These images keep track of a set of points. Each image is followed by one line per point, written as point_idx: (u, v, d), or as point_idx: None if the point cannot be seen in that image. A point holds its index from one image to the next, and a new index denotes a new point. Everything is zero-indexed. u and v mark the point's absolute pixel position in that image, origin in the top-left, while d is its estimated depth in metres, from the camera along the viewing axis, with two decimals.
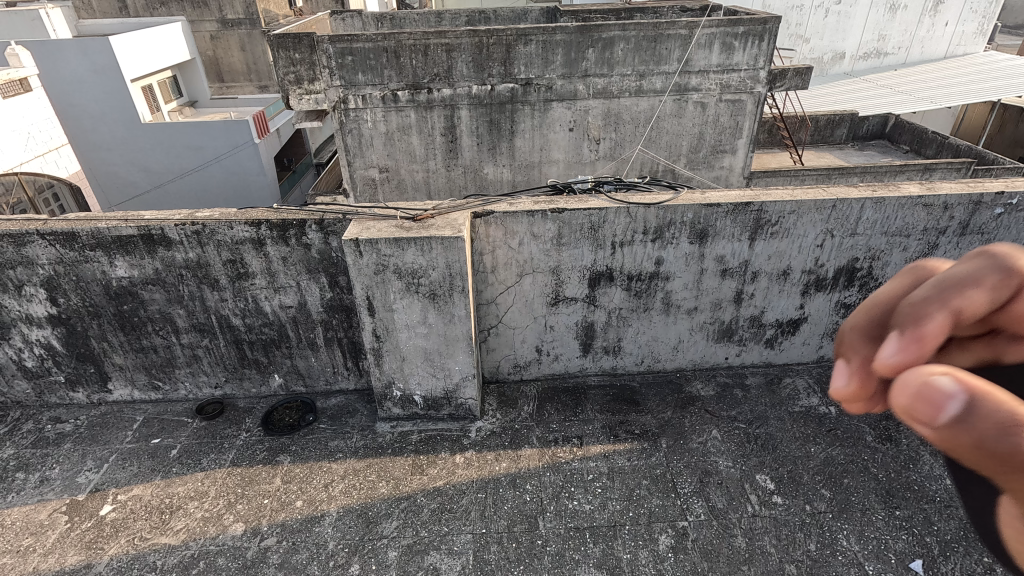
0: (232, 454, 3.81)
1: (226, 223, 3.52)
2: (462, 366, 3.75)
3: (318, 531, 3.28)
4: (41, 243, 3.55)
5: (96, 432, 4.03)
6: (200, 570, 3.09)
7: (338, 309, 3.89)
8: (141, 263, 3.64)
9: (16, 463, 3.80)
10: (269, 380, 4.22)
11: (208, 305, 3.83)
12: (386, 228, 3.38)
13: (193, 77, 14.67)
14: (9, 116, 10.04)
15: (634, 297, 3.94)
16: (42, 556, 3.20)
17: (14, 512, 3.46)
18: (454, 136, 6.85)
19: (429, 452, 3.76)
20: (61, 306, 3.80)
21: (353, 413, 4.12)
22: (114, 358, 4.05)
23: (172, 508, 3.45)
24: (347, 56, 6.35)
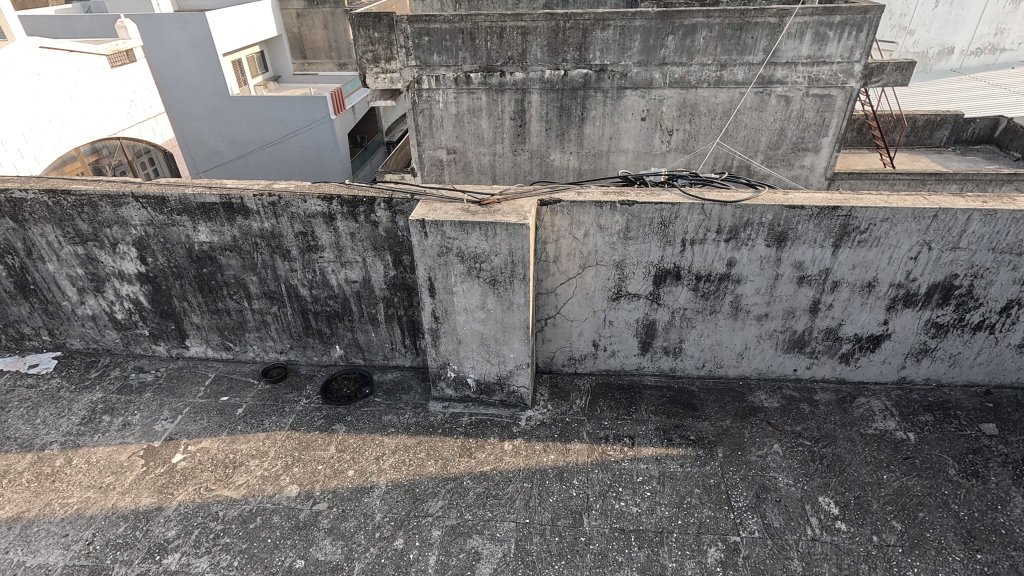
0: (292, 418, 3.98)
1: (300, 196, 3.62)
2: (517, 354, 3.72)
3: (367, 502, 3.37)
4: (135, 205, 3.80)
5: (172, 384, 4.33)
6: (258, 526, 3.26)
7: (400, 288, 3.96)
8: (221, 229, 3.83)
9: (103, 406, 4.13)
10: (331, 350, 4.37)
11: (279, 274, 3.99)
12: (453, 211, 3.38)
13: (278, 52, 15.32)
14: (114, 85, 10.84)
15: (701, 298, 3.77)
16: (121, 494, 3.47)
17: (100, 451, 3.77)
18: (524, 120, 6.77)
19: (478, 436, 3.79)
20: (149, 265, 4.06)
21: (407, 389, 4.21)
22: (193, 318, 4.30)
23: (235, 463, 3.65)
24: (424, 36, 6.41)
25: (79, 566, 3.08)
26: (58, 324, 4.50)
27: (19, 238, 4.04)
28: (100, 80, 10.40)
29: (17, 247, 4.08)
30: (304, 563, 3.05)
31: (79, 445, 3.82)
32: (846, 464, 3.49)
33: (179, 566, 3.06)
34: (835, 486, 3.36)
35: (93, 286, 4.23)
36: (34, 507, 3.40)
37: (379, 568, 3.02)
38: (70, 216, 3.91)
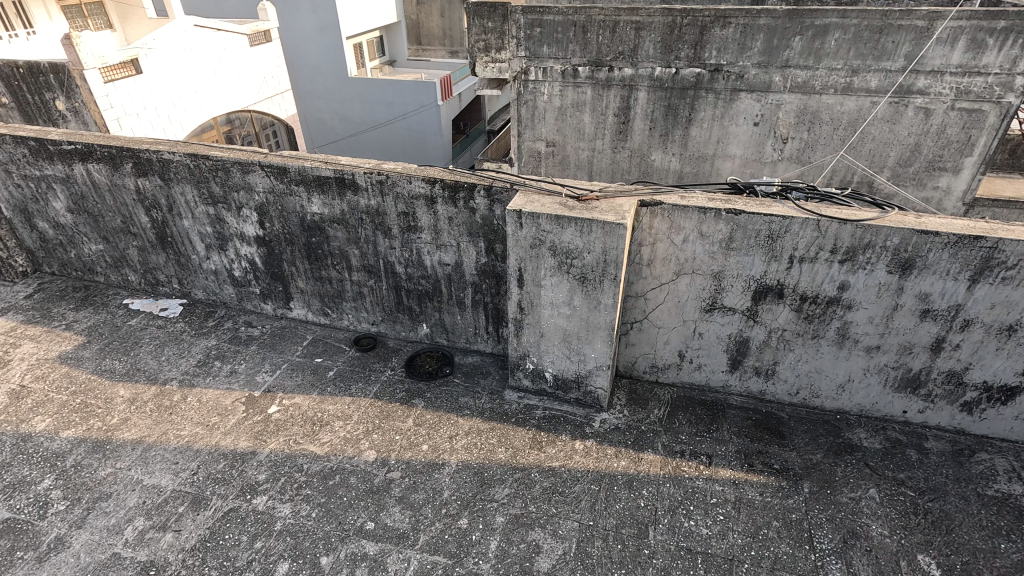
0: (376, 387, 4.20)
1: (406, 178, 3.77)
2: (598, 354, 3.67)
3: (436, 478, 3.49)
4: (260, 173, 4.13)
5: (275, 341, 4.70)
6: (336, 483, 3.48)
7: (490, 275, 4.02)
8: (332, 203, 4.08)
9: (215, 353, 4.57)
10: (418, 327, 4.55)
11: (379, 250, 4.19)
12: (550, 204, 3.37)
13: (396, 38, 16.06)
14: (251, 62, 11.84)
15: (804, 321, 3.51)
16: (223, 434, 3.84)
17: (209, 392, 4.19)
18: (628, 117, 6.61)
19: (551, 431, 3.79)
20: (266, 230, 4.42)
21: (485, 375, 4.29)
22: (298, 282, 4.64)
23: (322, 422, 3.91)
24: (537, 28, 6.47)
25: (184, 492, 3.44)
26: (186, 274, 5.02)
27: (163, 195, 4.55)
28: (239, 57, 11.42)
29: (160, 202, 4.60)
30: (373, 526, 3.22)
31: (193, 385, 4.26)
32: (955, 524, 3.12)
33: (266, 508, 3.34)
34: (938, 545, 3.02)
35: (218, 243, 4.67)
36: (152, 434, 3.85)
37: (442, 544, 3.11)
38: (205, 179, 4.33)
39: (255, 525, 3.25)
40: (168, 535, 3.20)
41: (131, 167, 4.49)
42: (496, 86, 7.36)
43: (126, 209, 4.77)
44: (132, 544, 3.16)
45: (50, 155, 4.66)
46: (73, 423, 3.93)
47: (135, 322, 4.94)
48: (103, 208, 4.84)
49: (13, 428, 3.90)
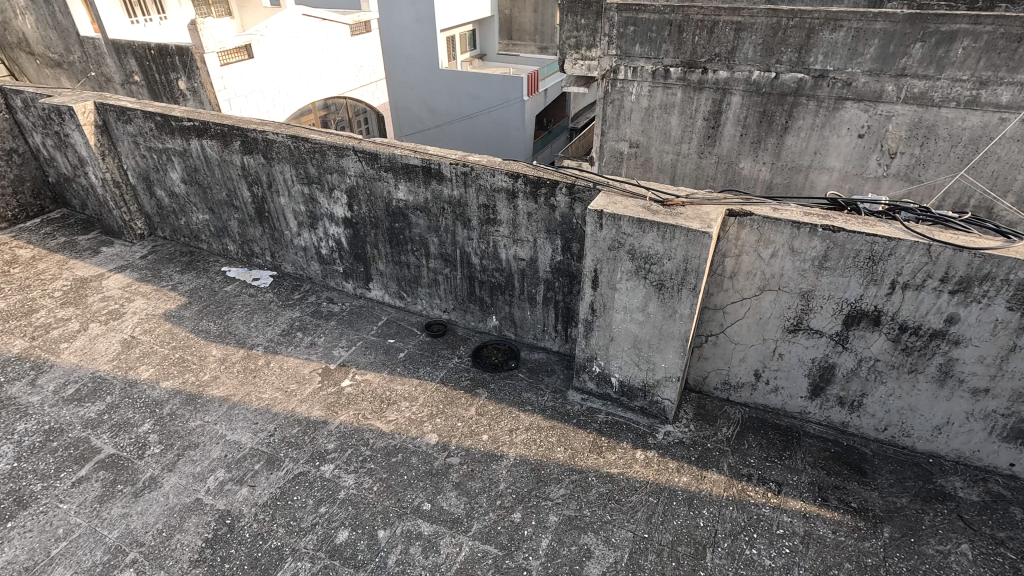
0: (442, 373, 4.30)
1: (490, 171, 3.82)
2: (668, 365, 3.57)
3: (494, 469, 3.53)
4: (353, 157, 4.33)
5: (352, 319, 4.92)
6: (398, 461, 3.60)
7: (564, 274, 4.00)
8: (418, 190, 4.20)
9: (298, 324, 4.86)
10: (487, 319, 4.61)
11: (457, 240, 4.29)
12: (633, 206, 3.30)
13: (489, 32, 16.40)
14: (351, 51, 12.42)
15: (900, 353, 3.24)
16: (299, 400, 4.07)
17: (290, 360, 4.46)
18: (718, 122, 6.34)
19: (612, 437, 3.73)
20: (354, 212, 4.63)
21: (550, 372, 4.29)
22: (379, 265, 4.83)
23: (390, 401, 4.06)
24: (630, 26, 6.34)
25: (261, 451, 3.69)
26: (278, 248, 5.36)
27: (264, 173, 4.87)
28: (340, 46, 12.00)
29: (262, 179, 4.92)
30: (430, 507, 3.31)
31: (276, 352, 4.55)
32: None
33: (332, 476, 3.52)
34: None
35: (309, 222, 4.95)
36: (238, 393, 4.15)
37: (494, 534, 3.15)
38: (303, 160, 4.59)
39: (320, 491, 3.42)
40: (244, 489, 3.45)
41: (239, 145, 4.84)
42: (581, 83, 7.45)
43: (232, 184, 5.15)
44: (213, 492, 3.43)
45: (172, 130, 5.11)
46: (172, 375, 4.32)
47: (231, 289, 5.34)
48: (212, 182, 5.26)
49: (122, 374, 4.33)
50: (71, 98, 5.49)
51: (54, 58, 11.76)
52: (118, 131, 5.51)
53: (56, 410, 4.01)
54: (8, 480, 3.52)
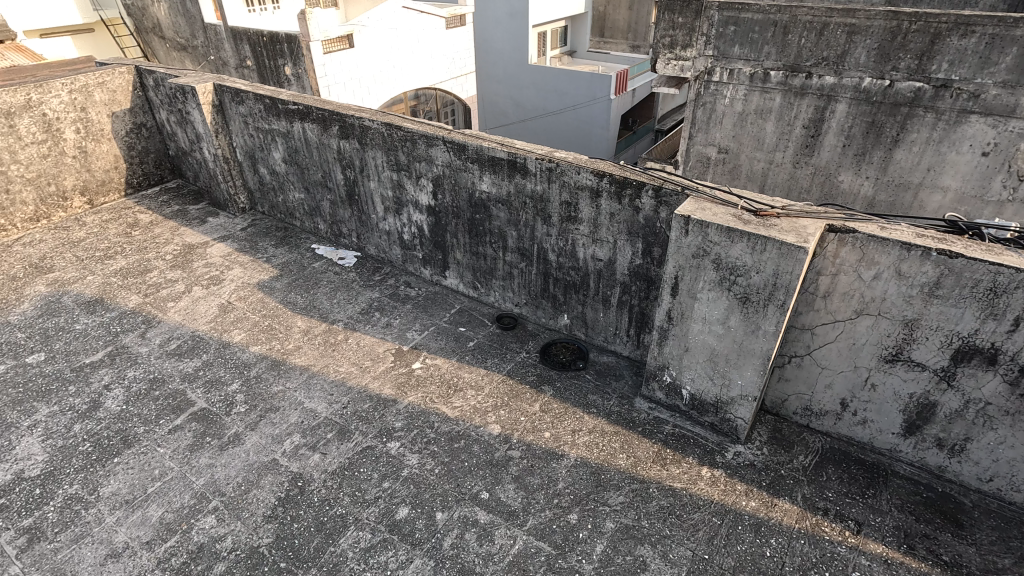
0: (509, 366, 4.34)
1: (575, 168, 3.79)
2: (745, 383, 3.40)
3: (553, 467, 3.52)
4: (441, 147, 4.43)
5: (427, 304, 5.06)
6: (460, 447, 3.67)
7: (641, 278, 3.91)
8: (501, 183, 4.24)
9: (376, 304, 5.06)
10: (559, 316, 4.59)
11: (536, 235, 4.29)
12: (722, 214, 3.17)
13: (580, 29, 16.41)
14: (445, 45, 12.71)
15: (1018, 398, 2.90)
16: (372, 377, 4.25)
17: (367, 338, 4.65)
18: (819, 130, 5.94)
19: (677, 450, 3.61)
20: (437, 201, 4.75)
21: (618, 377, 4.21)
22: (457, 254, 4.94)
23: (457, 387, 4.14)
24: (731, 26, 6.08)
25: (333, 421, 3.88)
26: (364, 231, 5.61)
27: (357, 157, 5.09)
28: (435, 38, 12.33)
29: (355, 163, 5.16)
30: (487, 497, 3.36)
31: (354, 329, 4.77)
32: None
33: (397, 454, 3.64)
34: None
35: (395, 207, 5.13)
36: (318, 363, 4.39)
37: (548, 532, 3.15)
38: (394, 147, 4.76)
39: (384, 467, 3.55)
40: (316, 455, 3.64)
41: (336, 130, 5.09)
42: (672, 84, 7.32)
43: (327, 166, 5.43)
44: (289, 455, 3.65)
45: (278, 112, 5.45)
46: (260, 340, 4.64)
47: (318, 265, 5.64)
48: (309, 163, 5.57)
49: (217, 335, 4.70)
50: (194, 79, 5.99)
51: (181, 42, 12.91)
52: (231, 111, 5.96)
53: (159, 362, 4.42)
54: (117, 420, 3.92)
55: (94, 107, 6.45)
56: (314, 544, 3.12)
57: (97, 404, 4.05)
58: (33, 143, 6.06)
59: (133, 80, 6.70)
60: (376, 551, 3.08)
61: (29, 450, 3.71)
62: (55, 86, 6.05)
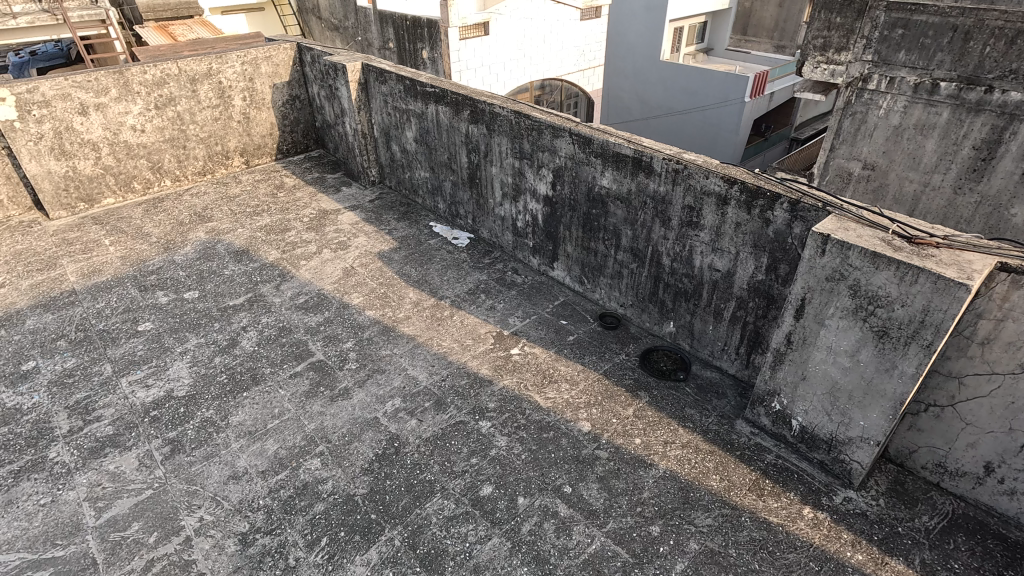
0: (607, 366, 4.28)
1: (704, 172, 3.62)
2: (869, 425, 3.09)
3: (640, 475, 3.44)
4: (567, 139, 4.43)
5: (531, 293, 5.12)
6: (548, 438, 3.70)
7: (761, 295, 3.67)
8: (623, 180, 4.16)
9: (483, 287, 5.21)
10: (664, 323, 4.45)
11: (651, 237, 4.17)
12: (869, 237, 2.87)
13: (721, 26, 16.03)
14: (576, 36, 12.64)
15: None
16: (472, 355, 4.40)
17: (470, 318, 4.81)
18: (992, 153, 5.19)
19: (778, 482, 3.37)
20: (555, 192, 4.77)
21: (720, 396, 4.00)
22: (567, 246, 4.94)
23: (552, 378, 4.17)
24: (898, 29, 5.42)
25: (432, 391, 4.08)
26: (480, 214, 5.78)
27: (483, 142, 5.24)
28: (567, 29, 12.29)
29: (480, 148, 5.31)
30: (570, 491, 3.36)
31: (460, 307, 4.95)
32: None
33: (487, 432, 3.75)
34: None
35: (513, 194, 5.23)
36: (424, 335, 4.62)
37: (628, 539, 3.09)
38: (520, 136, 4.84)
39: (474, 443, 3.68)
40: (413, 421, 3.85)
41: (467, 114, 5.27)
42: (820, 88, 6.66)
43: (454, 148, 5.65)
44: (389, 416, 3.89)
45: (416, 93, 5.75)
46: (375, 306, 4.96)
47: (434, 242, 5.91)
48: (437, 144, 5.83)
49: (339, 295, 5.10)
50: (346, 58, 6.48)
51: (335, 23, 14.01)
52: (374, 89, 6.38)
53: (289, 313, 4.89)
54: (249, 359, 4.40)
55: (260, 78, 7.21)
56: (403, 503, 3.31)
57: (235, 342, 4.58)
58: (209, 107, 6.92)
59: (294, 56, 7.38)
60: (458, 522, 3.21)
61: (179, 373, 4.29)
62: (231, 58, 6.85)
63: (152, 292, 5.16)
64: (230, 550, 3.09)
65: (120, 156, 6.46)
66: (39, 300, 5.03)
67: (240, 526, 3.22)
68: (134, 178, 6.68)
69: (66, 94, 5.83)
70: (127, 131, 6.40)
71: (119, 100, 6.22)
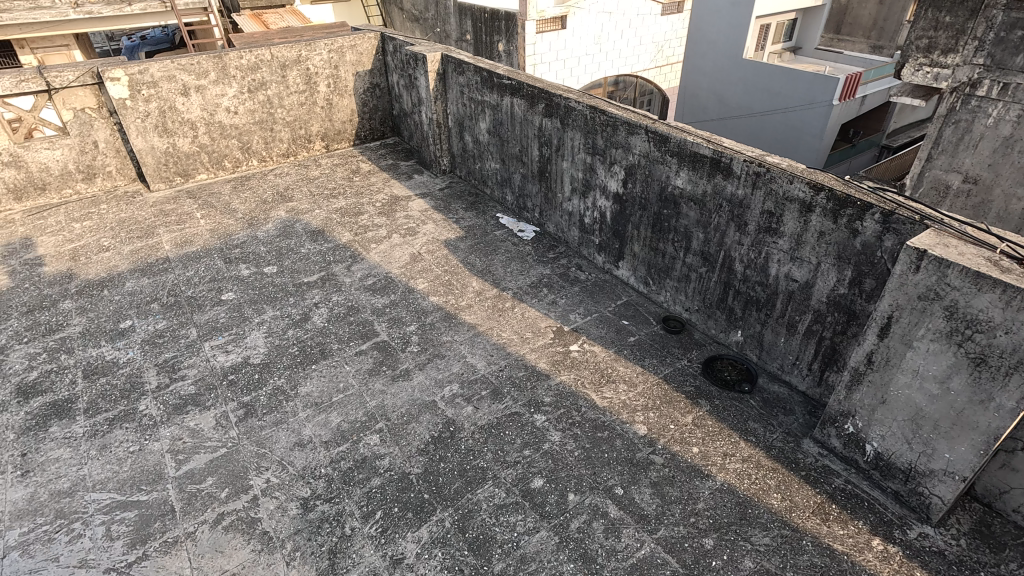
0: (668, 370, 4.19)
1: (788, 177, 3.45)
2: (954, 459, 2.87)
3: (696, 485, 3.34)
4: (642, 136, 4.34)
5: (594, 290, 5.08)
6: (603, 437, 3.67)
7: (841, 311, 3.46)
8: (699, 181, 4.03)
9: (546, 281, 5.21)
10: (731, 331, 4.29)
11: (725, 241, 4.02)
12: (972, 256, 2.64)
13: (812, 23, 15.34)
14: (655, 31, 12.35)
15: None
16: (531, 348, 4.42)
17: (531, 311, 4.82)
18: None
19: (845, 509, 3.19)
20: (626, 189, 4.69)
21: (788, 411, 3.82)
22: (634, 246, 4.85)
23: (611, 378, 4.12)
24: (1018, 30, 4.91)
25: (489, 380, 4.14)
26: (547, 208, 5.78)
27: (556, 136, 5.22)
28: (646, 24, 12.02)
29: (553, 142, 5.30)
30: (621, 494, 3.31)
31: (522, 299, 4.98)
32: None
33: (542, 426, 3.76)
34: None
35: (582, 190, 5.18)
36: (484, 324, 4.68)
37: (679, 548, 3.02)
38: (594, 131, 4.78)
39: (528, 435, 3.70)
40: (469, 407, 3.92)
41: (542, 107, 5.27)
42: (918, 94, 6.17)
43: (526, 141, 5.66)
44: (447, 400, 3.98)
45: (493, 85, 5.80)
46: (439, 292, 5.07)
47: (500, 234, 5.96)
48: (510, 136, 5.87)
49: (405, 280, 5.25)
50: (426, 49, 6.63)
51: (416, 14, 14.33)
52: (451, 80, 6.48)
53: (358, 293, 5.08)
54: (319, 334, 4.61)
55: (344, 66, 7.49)
56: (455, 487, 3.38)
57: (307, 316, 4.81)
58: (296, 92, 7.27)
59: (377, 45, 7.62)
60: (508, 511, 3.24)
61: (255, 341, 4.56)
62: (319, 46, 7.15)
63: (236, 264, 5.50)
64: (292, 513, 3.27)
65: (214, 136, 6.91)
66: (137, 265, 5.48)
67: (302, 491, 3.39)
68: (225, 156, 7.13)
69: (171, 76, 6.31)
70: (221, 112, 6.84)
71: (216, 83, 6.64)
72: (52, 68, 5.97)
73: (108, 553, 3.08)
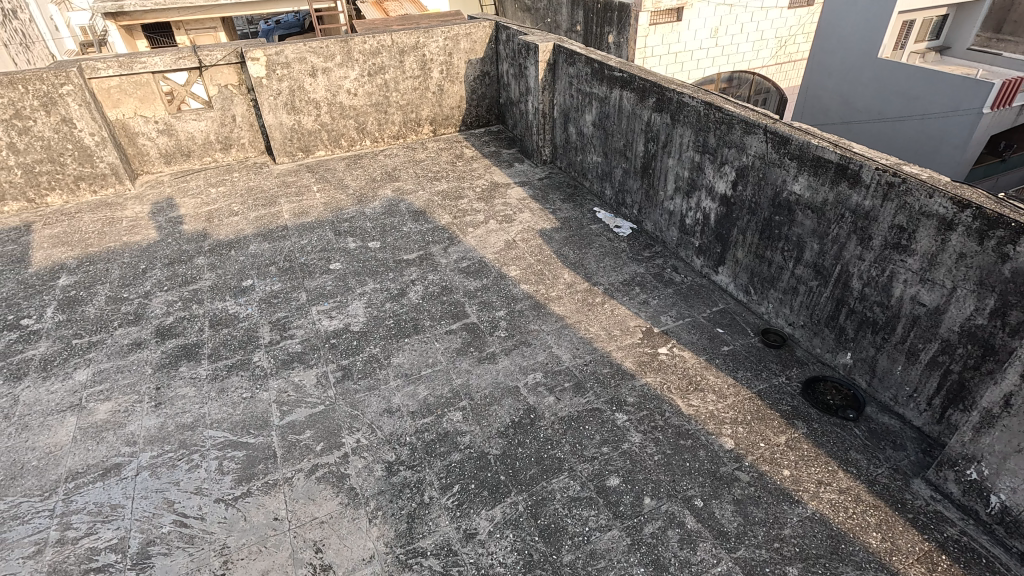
0: (763, 385, 3.96)
1: (928, 190, 3.12)
2: None
3: (783, 510, 3.15)
4: (760, 136, 4.10)
5: (689, 294, 4.90)
6: (686, 445, 3.55)
7: (976, 343, 3.10)
8: (820, 188, 3.75)
9: (639, 279, 5.10)
10: (840, 352, 3.97)
11: (843, 255, 3.72)
12: None
13: (965, 20, 13.72)
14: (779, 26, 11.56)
15: None
16: (618, 346, 4.36)
17: (621, 309, 4.75)
18: None
19: (957, 562, 2.87)
20: (735, 192, 4.46)
21: (897, 446, 3.50)
22: (738, 252, 4.62)
23: (699, 386, 3.97)
24: None
25: (573, 372, 4.14)
26: (648, 206, 5.63)
27: (665, 132, 5.06)
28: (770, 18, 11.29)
29: (660, 138, 5.15)
30: (701, 506, 3.20)
31: (613, 296, 4.91)
32: None
33: (622, 425, 3.71)
34: None
35: (687, 189, 5.00)
36: (573, 317, 4.67)
37: (758, 571, 2.87)
38: (707, 128, 4.58)
39: (607, 433, 3.66)
40: (551, 397, 3.94)
41: (653, 102, 5.12)
42: None
43: (632, 135, 5.54)
44: (530, 387, 4.03)
45: (603, 77, 5.72)
46: (530, 281, 5.12)
47: (595, 228, 5.90)
48: (615, 130, 5.77)
49: (499, 265, 5.35)
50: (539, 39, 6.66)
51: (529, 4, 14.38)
52: (561, 71, 6.47)
53: (452, 274, 5.25)
54: (414, 310, 4.83)
55: (458, 53, 7.70)
56: (531, 473, 3.43)
57: (404, 292, 5.05)
58: (411, 77, 7.59)
59: (490, 34, 7.76)
60: (581, 504, 3.24)
61: (356, 310, 4.86)
62: (436, 33, 7.40)
63: (344, 237, 5.87)
64: (377, 474, 3.48)
65: (334, 116, 7.39)
66: (260, 230, 6.01)
67: (388, 455, 3.59)
68: (342, 135, 7.60)
69: (303, 58, 6.80)
70: (343, 94, 7.29)
71: (341, 66, 7.08)
72: (204, 48, 6.66)
73: (219, 485, 3.44)
